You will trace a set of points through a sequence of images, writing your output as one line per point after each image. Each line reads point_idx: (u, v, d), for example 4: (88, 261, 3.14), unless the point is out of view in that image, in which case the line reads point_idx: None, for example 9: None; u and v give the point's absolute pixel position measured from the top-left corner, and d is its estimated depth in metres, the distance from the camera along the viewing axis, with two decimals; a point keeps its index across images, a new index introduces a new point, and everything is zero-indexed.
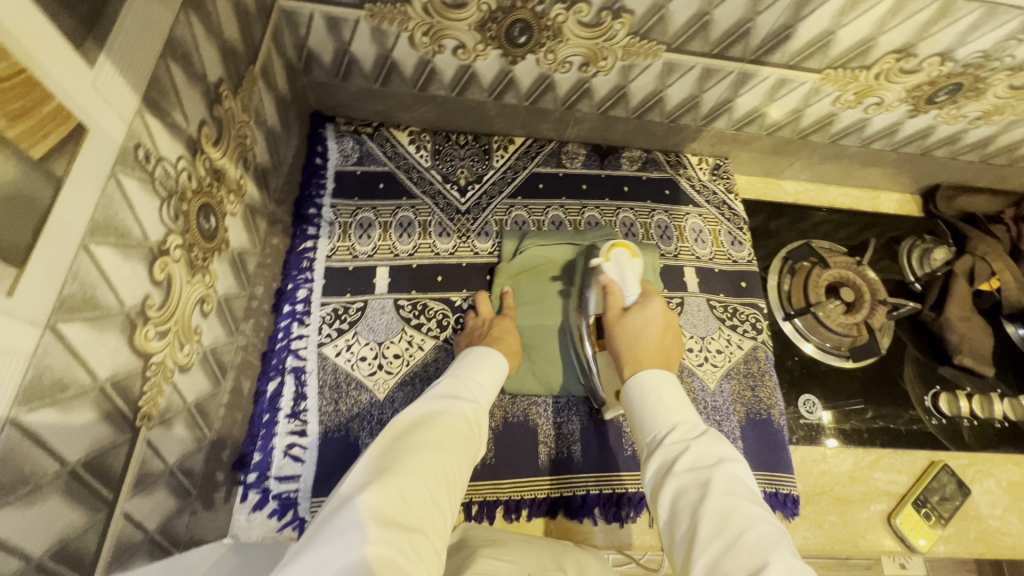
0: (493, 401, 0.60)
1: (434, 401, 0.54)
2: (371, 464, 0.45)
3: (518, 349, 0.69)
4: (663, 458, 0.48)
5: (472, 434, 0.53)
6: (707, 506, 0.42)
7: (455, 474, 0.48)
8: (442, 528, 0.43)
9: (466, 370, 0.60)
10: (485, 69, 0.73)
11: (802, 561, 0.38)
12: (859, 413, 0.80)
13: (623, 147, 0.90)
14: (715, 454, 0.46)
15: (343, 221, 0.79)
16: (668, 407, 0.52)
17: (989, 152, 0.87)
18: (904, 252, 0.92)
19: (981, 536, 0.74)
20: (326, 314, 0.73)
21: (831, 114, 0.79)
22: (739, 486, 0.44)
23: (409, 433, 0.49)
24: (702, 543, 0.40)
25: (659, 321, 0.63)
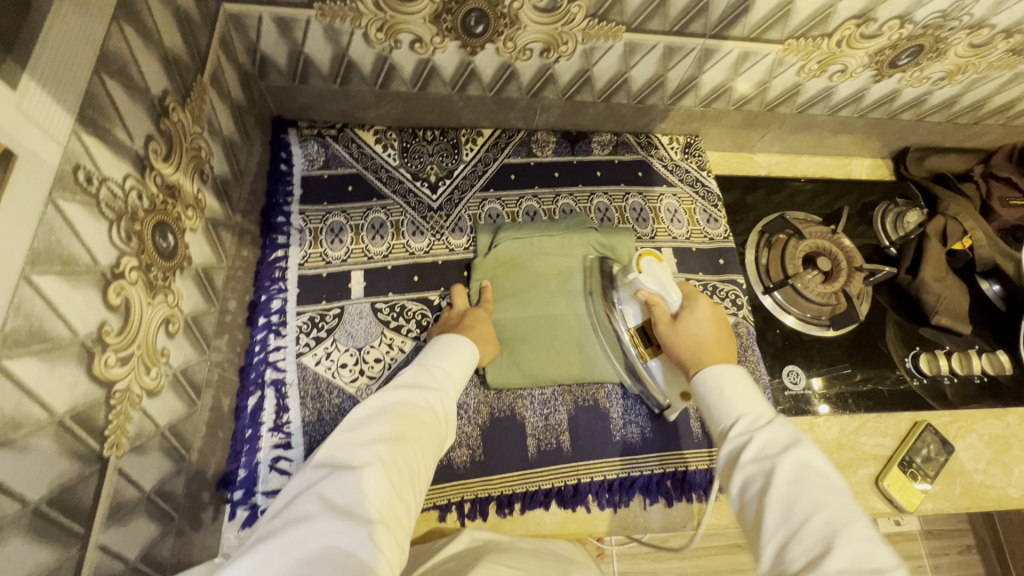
0: (459, 383, 0.63)
1: (400, 390, 0.57)
2: (331, 454, 0.49)
3: (489, 333, 0.70)
4: (731, 448, 0.51)
5: (436, 419, 0.56)
6: (773, 495, 0.45)
7: (418, 460, 0.52)
8: (403, 512, 0.47)
9: (432, 359, 0.63)
10: (445, 62, 0.71)
11: (871, 544, 0.40)
12: (847, 376, 0.82)
13: (593, 132, 0.89)
14: (780, 443, 0.49)
15: (314, 228, 0.77)
16: (736, 399, 0.55)
17: (956, 112, 0.87)
18: (878, 216, 0.93)
19: (966, 491, 0.76)
20: (302, 322, 0.72)
21: (797, 84, 0.79)
22: (808, 473, 0.46)
23: (370, 423, 0.52)
24: (769, 529, 0.44)
25: (711, 318, 0.65)
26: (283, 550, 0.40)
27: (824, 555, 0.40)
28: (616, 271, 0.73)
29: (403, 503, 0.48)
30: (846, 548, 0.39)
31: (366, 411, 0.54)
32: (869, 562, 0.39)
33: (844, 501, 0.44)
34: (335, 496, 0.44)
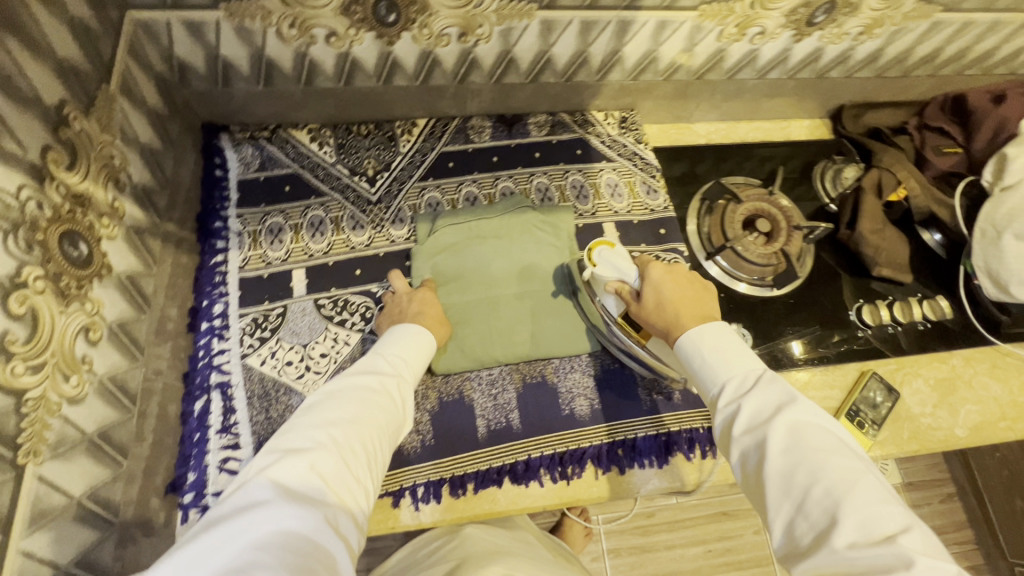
0: (418, 369, 0.65)
1: (356, 377, 0.59)
2: (283, 442, 0.50)
3: (439, 316, 0.70)
4: (724, 420, 0.53)
5: (393, 403, 0.59)
6: (771, 468, 0.47)
7: (374, 443, 0.54)
8: (359, 493, 0.49)
9: (387, 348, 0.65)
10: (365, 55, 0.72)
11: (871, 503, 0.42)
12: (822, 338, 0.84)
13: (528, 113, 0.89)
14: (771, 406, 0.51)
15: (253, 230, 0.78)
16: (718, 364, 0.56)
17: (882, 66, 0.88)
18: (818, 175, 0.94)
19: (914, 435, 0.78)
20: (246, 324, 0.72)
21: (720, 50, 0.79)
22: (800, 437, 0.47)
23: (325, 408, 0.54)
24: (773, 506, 0.46)
25: (669, 279, 0.65)
26: (230, 532, 0.41)
27: (830, 525, 0.41)
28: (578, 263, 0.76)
29: (358, 486, 0.50)
30: (849, 518, 0.41)
31: (320, 397, 0.56)
32: (877, 525, 0.41)
33: (843, 461, 0.45)
34: (285, 478, 0.46)
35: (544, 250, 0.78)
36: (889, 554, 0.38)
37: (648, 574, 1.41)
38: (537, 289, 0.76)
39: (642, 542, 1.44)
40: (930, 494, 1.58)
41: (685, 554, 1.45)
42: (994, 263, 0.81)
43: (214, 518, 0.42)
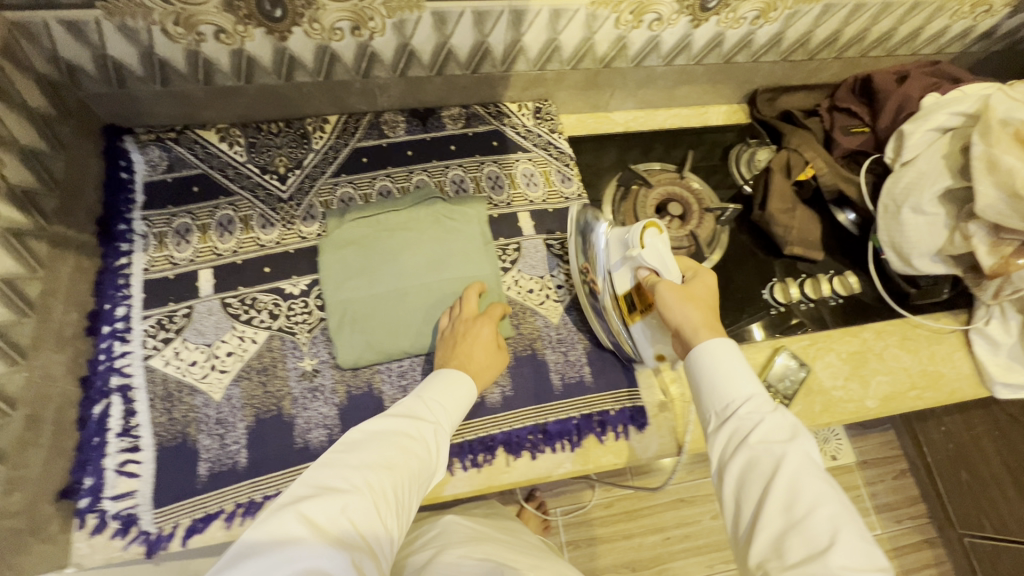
0: (457, 416, 0.64)
1: (396, 417, 0.59)
2: (320, 477, 0.50)
3: (489, 357, 0.70)
4: (737, 426, 0.55)
5: (429, 451, 0.59)
6: (779, 484, 0.50)
7: (405, 491, 0.54)
8: (384, 545, 0.50)
9: (430, 390, 0.64)
10: (259, 51, 0.71)
11: (863, 536, 0.46)
12: (779, 322, 0.86)
13: (441, 107, 0.90)
14: (783, 432, 0.53)
15: (159, 232, 0.77)
16: (736, 377, 0.57)
17: (786, 49, 0.90)
18: (733, 159, 0.96)
19: (825, 407, 0.81)
20: (149, 326, 0.72)
21: (620, 37, 0.81)
22: (810, 464, 0.50)
23: (364, 449, 0.54)
24: (770, 517, 0.49)
25: (708, 291, 0.66)
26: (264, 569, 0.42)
27: (825, 546, 0.45)
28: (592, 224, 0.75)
29: (385, 537, 0.50)
30: (844, 545, 0.45)
31: (360, 434, 0.56)
32: (864, 556, 0.45)
33: (839, 494, 0.49)
34: (317, 517, 0.46)
35: (455, 241, 0.78)
36: None
37: (607, 563, 1.42)
38: (447, 279, 0.77)
39: (601, 533, 1.44)
40: (883, 471, 1.61)
41: (643, 542, 1.45)
42: (897, 237, 0.83)
43: (250, 546, 0.44)
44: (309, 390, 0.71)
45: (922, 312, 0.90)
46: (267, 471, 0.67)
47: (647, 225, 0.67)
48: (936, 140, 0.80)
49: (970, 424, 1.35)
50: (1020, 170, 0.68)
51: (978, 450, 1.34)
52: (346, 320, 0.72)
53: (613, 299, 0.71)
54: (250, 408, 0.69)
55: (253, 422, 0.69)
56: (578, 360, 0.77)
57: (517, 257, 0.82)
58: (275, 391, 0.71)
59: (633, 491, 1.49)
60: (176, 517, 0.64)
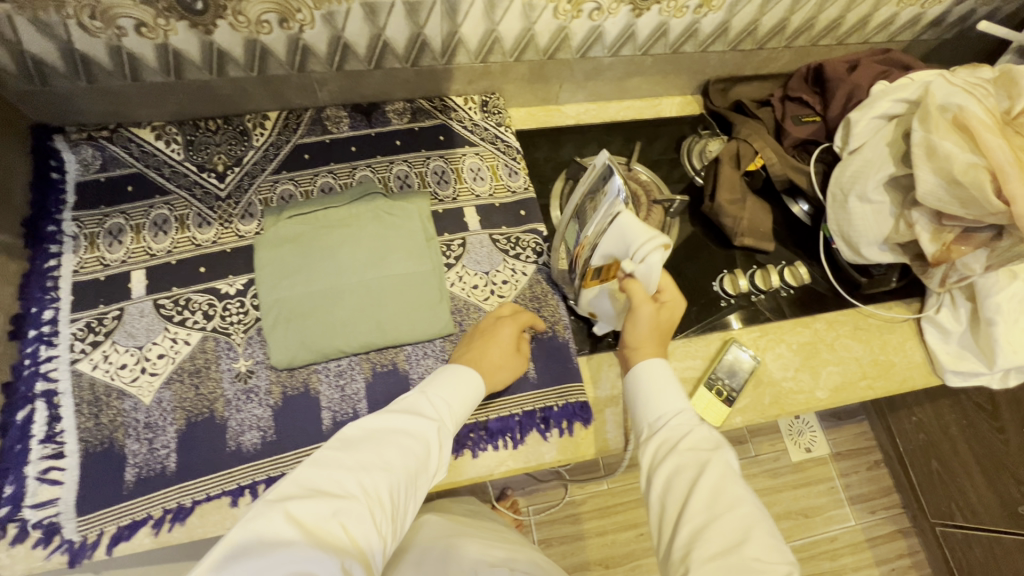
0: (460, 416, 0.62)
1: (398, 415, 0.57)
2: (313, 475, 0.49)
3: (503, 359, 0.70)
4: (667, 435, 0.56)
5: (430, 454, 0.56)
6: (703, 484, 0.50)
7: (401, 496, 0.51)
8: (379, 552, 0.47)
9: (433, 388, 0.62)
10: (185, 45, 0.70)
11: (775, 538, 0.47)
12: (753, 316, 0.86)
13: (385, 102, 0.88)
14: (710, 441, 0.54)
15: (90, 232, 0.75)
16: (671, 391, 0.59)
17: (733, 39, 0.90)
18: (684, 152, 0.95)
19: (775, 400, 0.80)
20: (77, 329, 0.70)
21: (561, 28, 0.80)
22: (732, 470, 0.52)
23: (363, 448, 0.52)
24: (692, 515, 0.49)
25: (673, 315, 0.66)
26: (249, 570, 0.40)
27: (740, 541, 0.46)
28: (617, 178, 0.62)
29: (379, 543, 0.48)
30: (757, 543, 0.46)
31: (359, 432, 0.54)
32: (777, 553, 0.46)
33: (755, 501, 0.51)
34: (307, 519, 0.45)
35: (394, 238, 0.77)
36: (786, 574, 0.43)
37: (581, 561, 1.38)
38: (387, 276, 0.75)
39: (573, 530, 1.40)
40: (858, 463, 1.58)
41: (617, 539, 1.41)
42: (845, 226, 0.83)
43: (236, 545, 0.42)
44: (243, 391, 0.69)
45: (875, 301, 0.89)
46: (198, 475, 0.65)
47: (659, 245, 0.60)
48: (882, 127, 0.80)
49: (940, 414, 1.36)
50: (958, 157, 0.67)
51: (949, 442, 1.34)
52: (281, 318, 0.71)
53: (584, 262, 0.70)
54: (181, 411, 0.68)
55: (184, 425, 0.67)
56: None
57: (461, 254, 0.81)
58: (207, 393, 0.69)
59: (607, 488, 1.45)
60: (102, 524, 0.62)
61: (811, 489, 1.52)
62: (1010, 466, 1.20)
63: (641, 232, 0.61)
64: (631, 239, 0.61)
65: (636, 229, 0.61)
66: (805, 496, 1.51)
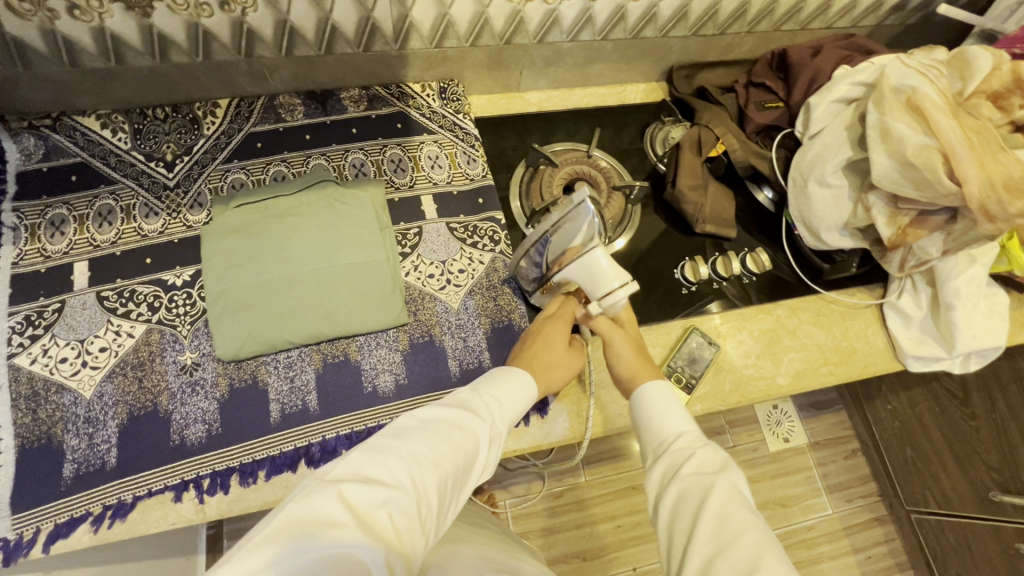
0: (512, 416, 0.60)
1: (451, 407, 0.56)
2: (364, 460, 0.47)
3: (558, 358, 0.69)
4: (671, 461, 0.57)
5: (478, 453, 0.54)
6: (709, 511, 0.51)
7: (447, 494, 0.50)
8: (422, 550, 0.45)
9: (486, 385, 0.61)
10: (123, 29, 0.69)
11: (787, 565, 0.47)
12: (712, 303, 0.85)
13: (340, 89, 0.86)
14: (715, 464, 0.55)
15: (31, 223, 0.72)
16: (674, 414, 0.62)
17: (693, 24, 0.89)
18: (648, 138, 0.95)
19: (735, 386, 0.79)
20: (15, 323, 0.68)
21: (515, 12, 0.79)
22: (737, 495, 0.52)
23: (416, 437, 0.51)
24: (699, 545, 0.49)
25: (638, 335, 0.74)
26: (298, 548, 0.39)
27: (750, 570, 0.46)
28: (592, 215, 0.61)
29: (423, 541, 0.46)
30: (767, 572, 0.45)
31: (413, 421, 0.53)
32: None
33: (765, 526, 0.51)
34: (357, 503, 0.44)
35: (347, 227, 0.75)
36: None
37: (558, 555, 1.34)
38: (338, 265, 0.73)
39: (549, 524, 1.36)
40: (835, 452, 1.57)
41: (594, 531, 1.36)
42: (806, 211, 0.82)
43: (290, 521, 0.41)
44: (188, 384, 0.68)
45: (838, 287, 0.88)
46: (139, 470, 0.64)
47: (630, 292, 0.66)
48: (841, 111, 0.79)
49: (914, 402, 1.35)
50: (911, 138, 0.67)
51: (922, 430, 1.34)
52: (228, 309, 0.70)
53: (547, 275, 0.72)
54: (123, 405, 0.66)
55: (126, 419, 0.65)
56: (478, 345, 0.75)
57: (417, 243, 0.79)
58: (151, 386, 0.67)
59: (585, 480, 1.40)
60: (38, 521, 0.61)
61: (790, 478, 1.52)
62: (979, 452, 1.20)
63: (614, 276, 0.66)
64: (603, 280, 0.66)
65: (610, 273, 0.66)
66: (782, 485, 1.51)
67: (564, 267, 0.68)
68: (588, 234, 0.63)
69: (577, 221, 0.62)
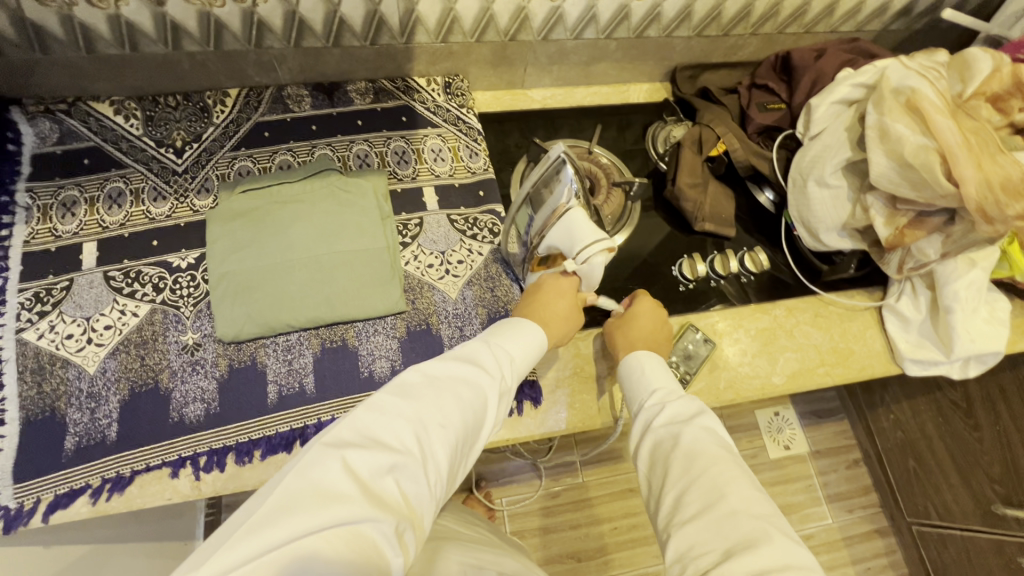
0: (520, 371, 0.60)
1: (458, 365, 0.55)
2: (369, 427, 0.47)
3: (568, 313, 0.68)
4: (646, 417, 0.60)
5: (487, 411, 0.54)
6: (678, 453, 0.54)
7: (455, 455, 0.50)
8: (430, 512, 0.47)
9: (496, 341, 0.60)
10: (138, 17, 0.71)
11: (755, 491, 0.50)
12: (709, 301, 0.85)
13: (347, 81, 0.88)
14: (687, 413, 0.58)
15: (43, 204, 0.74)
16: (650, 375, 0.64)
17: (697, 24, 0.90)
18: (650, 136, 0.95)
19: (730, 384, 0.79)
20: (24, 299, 0.70)
21: (520, 8, 0.80)
22: (709, 435, 0.55)
23: (422, 397, 0.50)
24: (672, 483, 0.52)
25: (652, 314, 0.74)
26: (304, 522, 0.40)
27: (716, 500, 0.49)
28: (567, 172, 0.62)
29: (430, 503, 0.47)
30: (731, 500, 0.48)
31: (419, 379, 0.52)
32: (756, 505, 0.49)
33: (736, 462, 0.53)
34: (363, 470, 0.44)
35: (348, 215, 0.76)
36: (760, 531, 0.46)
37: (553, 556, 1.32)
38: (339, 251, 0.75)
39: (545, 523, 1.35)
40: (836, 461, 1.56)
41: (589, 532, 1.35)
42: (805, 212, 0.82)
43: (293, 494, 0.41)
44: (189, 363, 0.69)
45: (835, 289, 0.88)
46: (139, 446, 0.65)
47: (605, 249, 0.63)
48: (842, 112, 0.79)
49: (916, 412, 1.33)
50: (909, 139, 0.67)
51: (925, 440, 1.32)
52: (229, 292, 0.71)
53: (532, 250, 0.71)
54: (126, 382, 0.68)
55: (128, 395, 0.67)
56: (474, 334, 0.76)
57: (417, 234, 0.80)
58: (153, 364, 0.69)
59: (582, 480, 1.40)
60: (39, 492, 0.62)
61: (790, 485, 1.51)
62: (981, 462, 1.19)
63: (587, 234, 0.62)
64: (577, 238, 0.62)
65: (587, 231, 0.62)
66: (782, 492, 1.49)
67: (545, 234, 0.66)
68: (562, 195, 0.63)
69: (556, 184, 0.63)
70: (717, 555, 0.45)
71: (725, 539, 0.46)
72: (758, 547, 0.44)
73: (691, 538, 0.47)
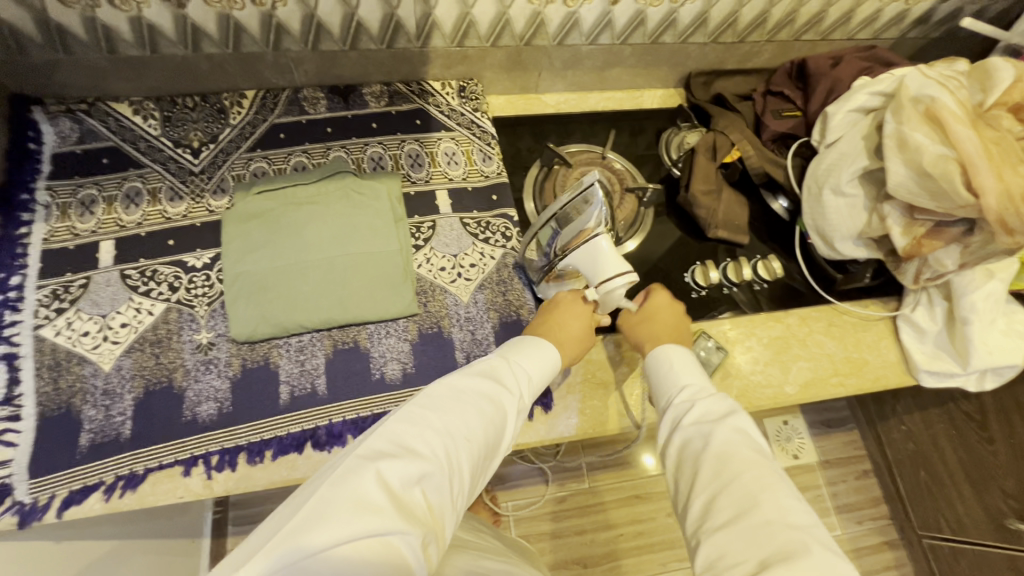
0: (537, 388, 0.61)
1: (480, 379, 0.56)
2: (399, 438, 0.47)
3: (584, 330, 0.68)
4: (674, 415, 0.59)
5: (507, 426, 0.55)
6: (709, 457, 0.53)
7: (476, 469, 0.50)
8: (451, 523, 0.47)
9: (515, 357, 0.61)
10: (159, 19, 0.72)
11: (789, 499, 0.49)
12: (721, 309, 0.85)
13: (363, 84, 0.89)
14: (718, 413, 0.57)
15: (62, 202, 0.75)
16: (678, 371, 0.63)
17: (713, 30, 0.89)
18: (663, 142, 0.95)
19: (742, 392, 0.78)
20: (43, 295, 0.70)
21: (536, 13, 0.80)
22: (741, 438, 0.54)
23: (448, 410, 0.51)
24: (703, 486, 0.52)
25: (671, 310, 0.74)
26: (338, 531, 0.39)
27: (748, 509, 0.48)
28: (600, 199, 0.62)
29: (453, 517, 0.47)
30: (765, 510, 0.48)
31: (444, 392, 0.53)
32: (791, 514, 0.48)
33: (769, 466, 0.52)
34: (394, 481, 0.44)
35: (362, 217, 0.77)
36: (796, 542, 0.45)
37: (558, 562, 1.32)
38: (352, 253, 0.75)
39: (551, 528, 1.34)
40: (845, 471, 1.54)
41: (595, 539, 1.35)
42: (820, 220, 0.82)
43: (327, 502, 0.41)
44: (203, 362, 0.70)
45: (849, 298, 0.88)
46: (153, 443, 0.66)
47: (628, 282, 0.65)
48: (859, 120, 0.79)
49: (929, 424, 1.32)
50: (928, 148, 0.66)
51: (937, 452, 1.30)
52: (244, 293, 0.72)
53: (550, 265, 0.71)
54: (140, 379, 0.68)
55: (142, 393, 0.68)
56: (486, 338, 0.76)
57: (430, 237, 0.81)
58: (167, 363, 0.69)
59: (588, 486, 1.39)
60: (54, 488, 0.63)
61: None
62: (994, 475, 1.17)
63: (614, 265, 0.65)
64: (603, 267, 0.65)
65: (613, 261, 0.65)
66: None
67: (569, 254, 0.67)
68: (593, 221, 0.64)
69: (586, 207, 0.64)
70: (751, 566, 0.45)
71: (760, 550, 0.45)
72: (796, 559, 0.43)
73: (722, 546, 0.47)
